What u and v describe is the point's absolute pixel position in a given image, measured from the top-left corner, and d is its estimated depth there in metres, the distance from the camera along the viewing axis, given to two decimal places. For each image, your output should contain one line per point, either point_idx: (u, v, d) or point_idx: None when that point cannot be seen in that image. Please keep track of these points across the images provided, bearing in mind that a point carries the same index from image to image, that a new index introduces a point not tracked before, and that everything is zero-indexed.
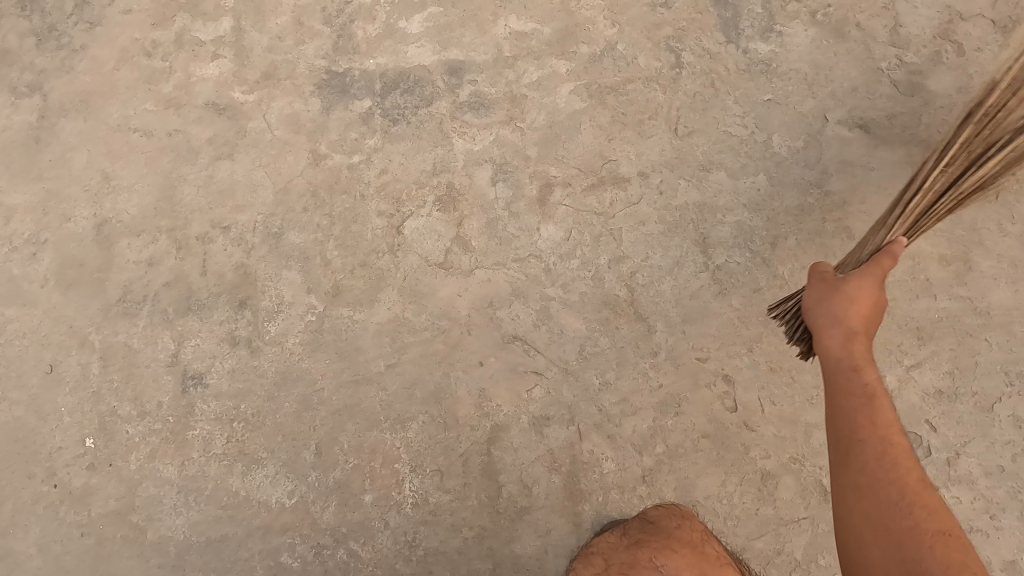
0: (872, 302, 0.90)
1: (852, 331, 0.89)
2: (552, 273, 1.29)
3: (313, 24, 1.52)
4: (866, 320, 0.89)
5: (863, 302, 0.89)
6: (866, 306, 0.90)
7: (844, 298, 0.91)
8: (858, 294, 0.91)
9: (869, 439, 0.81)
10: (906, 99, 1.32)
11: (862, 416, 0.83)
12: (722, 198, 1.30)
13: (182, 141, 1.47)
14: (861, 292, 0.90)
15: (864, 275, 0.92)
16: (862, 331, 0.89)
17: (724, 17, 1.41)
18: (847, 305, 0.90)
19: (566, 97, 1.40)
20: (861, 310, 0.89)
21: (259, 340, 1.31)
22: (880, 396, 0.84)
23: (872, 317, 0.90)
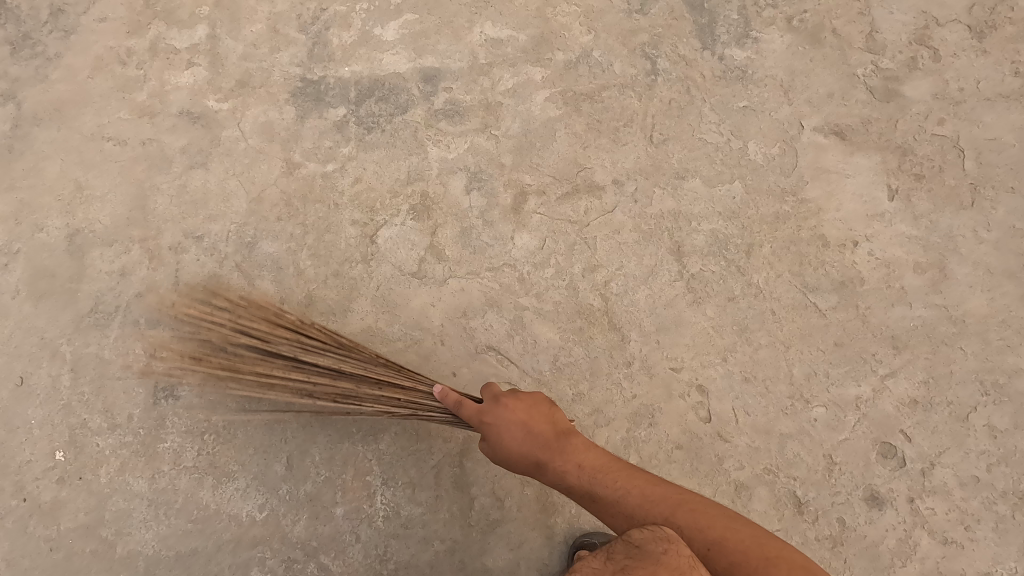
0: (519, 426, 0.99)
1: (539, 465, 0.99)
2: (525, 282, 1.28)
3: (288, 32, 1.52)
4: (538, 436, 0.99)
5: (514, 431, 0.98)
6: (540, 421, 1.00)
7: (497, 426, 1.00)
8: (517, 419, 1.00)
9: (624, 524, 0.91)
10: (882, 106, 1.31)
11: (607, 502, 0.93)
12: (697, 205, 1.29)
13: (155, 150, 1.46)
14: (507, 419, 0.99)
15: (506, 406, 1.00)
16: (546, 444, 0.99)
17: (700, 24, 1.40)
18: (508, 432, 0.99)
19: (541, 104, 1.39)
20: (521, 425, 0.99)
21: (231, 350, 1.30)
22: (599, 489, 0.95)
23: (546, 422, 1.00)
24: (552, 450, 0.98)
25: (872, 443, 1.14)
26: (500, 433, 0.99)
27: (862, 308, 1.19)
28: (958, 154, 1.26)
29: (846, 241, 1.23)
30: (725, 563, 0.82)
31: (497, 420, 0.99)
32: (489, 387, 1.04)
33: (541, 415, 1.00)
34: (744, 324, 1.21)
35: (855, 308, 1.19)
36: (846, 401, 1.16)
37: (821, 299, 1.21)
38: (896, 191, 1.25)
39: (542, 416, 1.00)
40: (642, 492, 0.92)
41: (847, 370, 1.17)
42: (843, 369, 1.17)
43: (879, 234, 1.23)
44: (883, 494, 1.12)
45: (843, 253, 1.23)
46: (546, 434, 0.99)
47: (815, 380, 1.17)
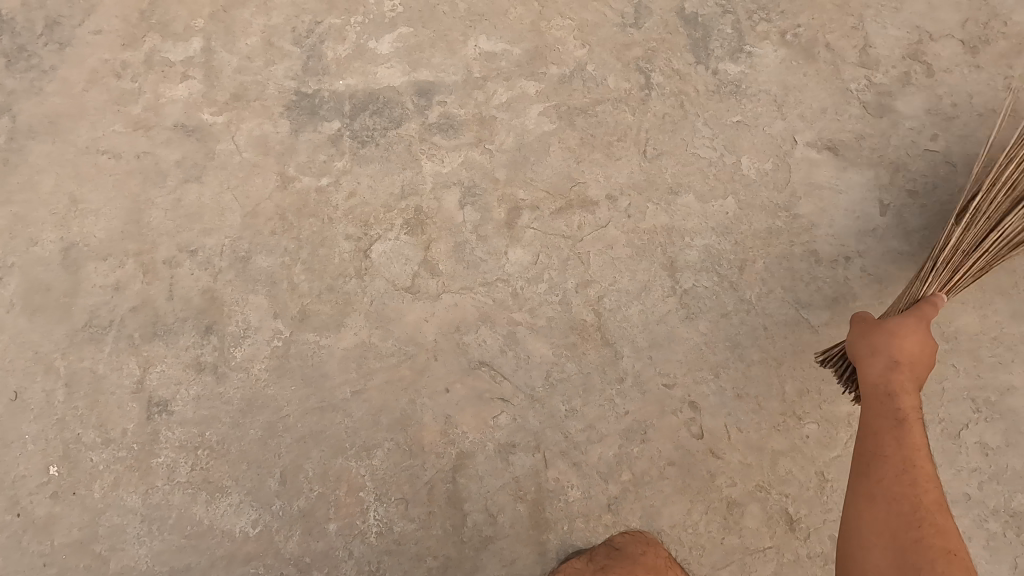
0: (889, 335, 1.00)
1: (892, 368, 0.99)
2: (519, 297, 1.28)
3: (283, 45, 1.52)
4: (911, 359, 0.99)
5: (911, 341, 0.99)
6: (913, 348, 0.99)
7: (888, 333, 1.00)
8: (915, 336, 1.00)
9: (900, 462, 0.95)
10: (875, 121, 1.31)
11: (915, 438, 0.96)
12: (690, 220, 1.29)
13: (150, 164, 1.47)
14: (908, 320, 1.00)
15: (915, 318, 1.00)
16: (898, 362, 0.99)
17: (695, 38, 1.41)
18: (909, 332, 0.99)
19: (535, 118, 1.39)
20: (910, 349, 0.99)
21: (225, 365, 1.30)
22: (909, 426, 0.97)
23: (915, 353, 1.00)
24: (906, 373, 0.99)
25: None
26: (901, 323, 1.00)
27: None
28: (950, 170, 1.27)
29: (839, 256, 1.24)
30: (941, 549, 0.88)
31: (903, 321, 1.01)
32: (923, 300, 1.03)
33: (925, 353, 0.99)
34: (737, 340, 1.21)
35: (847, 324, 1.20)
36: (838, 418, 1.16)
37: (813, 316, 1.21)
38: (888, 207, 1.26)
39: (921, 343, 0.99)
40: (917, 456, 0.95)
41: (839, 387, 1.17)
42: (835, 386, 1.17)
43: (871, 251, 1.23)
44: None
45: (835, 269, 1.23)
46: (916, 369, 1.00)
47: (807, 397, 1.17)
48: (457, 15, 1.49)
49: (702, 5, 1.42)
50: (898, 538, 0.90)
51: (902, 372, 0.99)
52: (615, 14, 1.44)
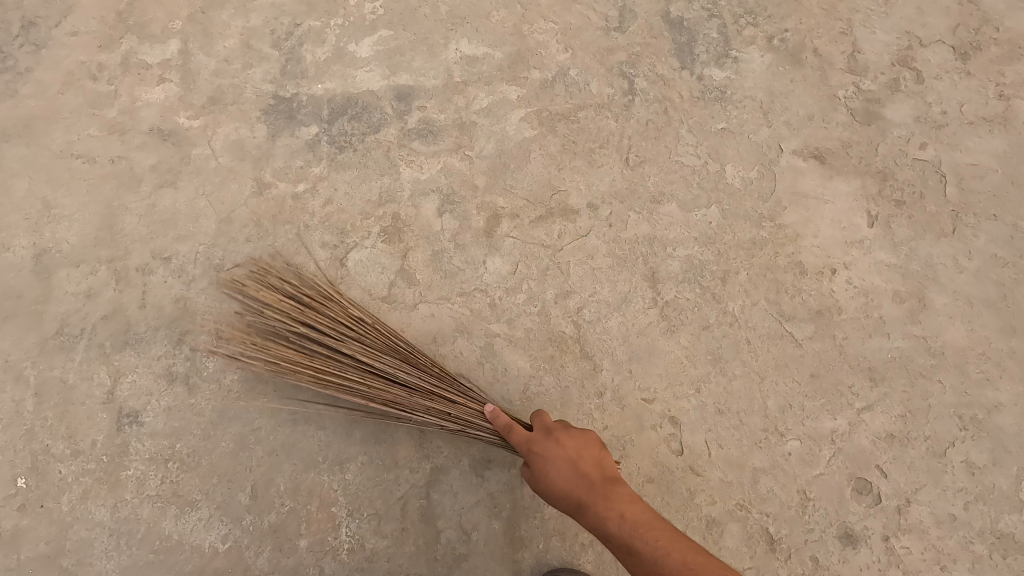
0: (569, 462, 0.99)
1: (579, 506, 0.97)
2: (497, 308, 1.25)
3: (261, 47, 1.49)
4: (581, 486, 0.97)
5: (561, 466, 0.98)
6: (566, 471, 0.98)
7: (547, 487, 0.99)
8: (558, 460, 0.99)
9: None
10: (862, 128, 1.28)
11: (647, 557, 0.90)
12: (673, 230, 1.26)
13: (125, 168, 1.44)
14: (547, 458, 0.99)
15: (558, 440, 1.01)
16: (592, 485, 0.98)
17: (680, 42, 1.38)
18: (554, 470, 0.98)
19: (516, 124, 1.36)
20: (568, 468, 0.98)
21: (196, 376, 1.28)
22: (636, 543, 0.92)
23: (595, 462, 1.00)
24: (596, 494, 0.97)
25: (847, 478, 1.11)
26: (544, 468, 0.99)
27: (839, 339, 1.17)
28: (939, 180, 1.23)
29: (824, 268, 1.21)
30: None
31: (544, 461, 0.99)
32: (540, 419, 1.05)
33: (580, 458, 0.99)
34: (718, 353, 1.18)
35: (831, 338, 1.17)
36: (822, 434, 1.13)
37: (797, 329, 1.18)
38: (875, 217, 1.22)
39: (585, 452, 1.00)
40: (665, 559, 0.89)
41: (823, 403, 1.14)
42: (819, 402, 1.14)
43: (857, 262, 1.20)
44: (858, 532, 1.09)
45: (820, 281, 1.20)
46: (596, 473, 0.99)
47: (790, 412, 1.14)
48: (439, 18, 1.46)
49: (687, 9, 1.40)
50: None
51: (587, 496, 0.97)
52: (599, 18, 1.42)
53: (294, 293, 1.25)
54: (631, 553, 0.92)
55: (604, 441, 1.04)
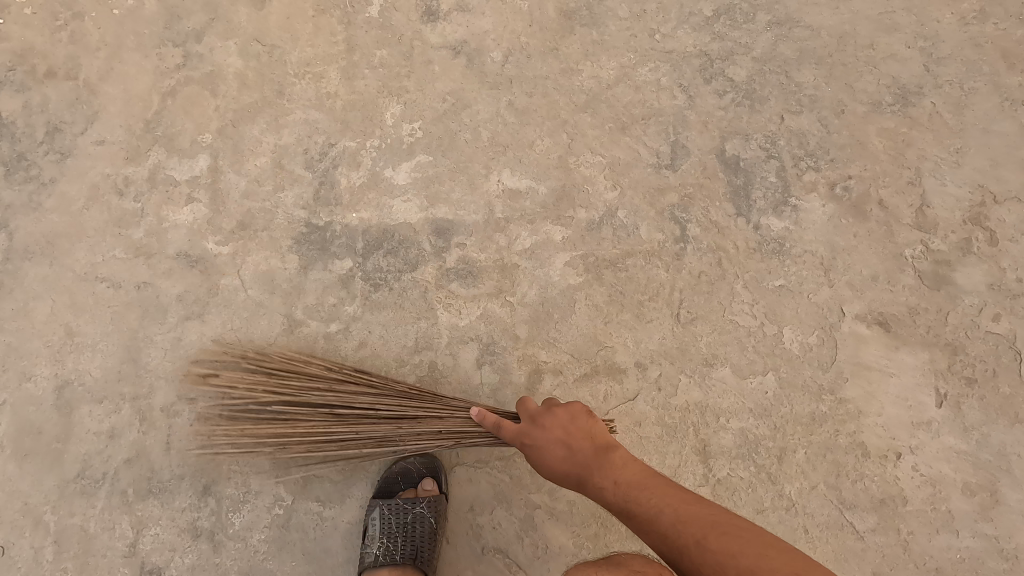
0: (561, 443, 0.96)
1: (577, 484, 0.95)
2: (538, 475, 1.20)
3: (294, 168, 1.43)
4: (572, 460, 0.95)
5: (553, 453, 0.96)
6: (557, 450, 0.96)
7: (543, 469, 0.97)
8: (551, 441, 0.97)
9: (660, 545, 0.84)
10: (931, 294, 1.21)
11: (642, 515, 0.87)
12: (727, 398, 1.19)
13: (151, 296, 1.38)
14: (543, 434, 0.97)
15: (541, 425, 0.98)
16: (585, 462, 0.94)
17: (736, 184, 1.31)
18: (545, 454, 0.96)
19: (560, 269, 1.30)
20: (559, 446, 0.96)
21: (221, 533, 1.23)
22: (632, 503, 0.89)
23: (585, 437, 0.97)
24: (594, 465, 0.94)
25: None
26: (535, 447, 0.97)
27: (904, 533, 1.10)
28: (1013, 357, 1.17)
29: (888, 451, 1.14)
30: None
31: (533, 445, 0.97)
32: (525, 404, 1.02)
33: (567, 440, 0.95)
34: None
35: (896, 532, 1.11)
36: None
37: (858, 519, 1.12)
38: (945, 396, 1.16)
39: (576, 424, 0.98)
40: (661, 523, 0.84)
41: None
42: None
43: (925, 446, 1.14)
44: None
45: (884, 466, 1.13)
46: (586, 453, 0.95)
47: None
48: (479, 145, 1.39)
49: (744, 148, 1.33)
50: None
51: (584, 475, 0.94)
52: (650, 153, 1.34)
53: (342, 431, 1.26)
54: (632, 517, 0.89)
55: (594, 413, 1.01)
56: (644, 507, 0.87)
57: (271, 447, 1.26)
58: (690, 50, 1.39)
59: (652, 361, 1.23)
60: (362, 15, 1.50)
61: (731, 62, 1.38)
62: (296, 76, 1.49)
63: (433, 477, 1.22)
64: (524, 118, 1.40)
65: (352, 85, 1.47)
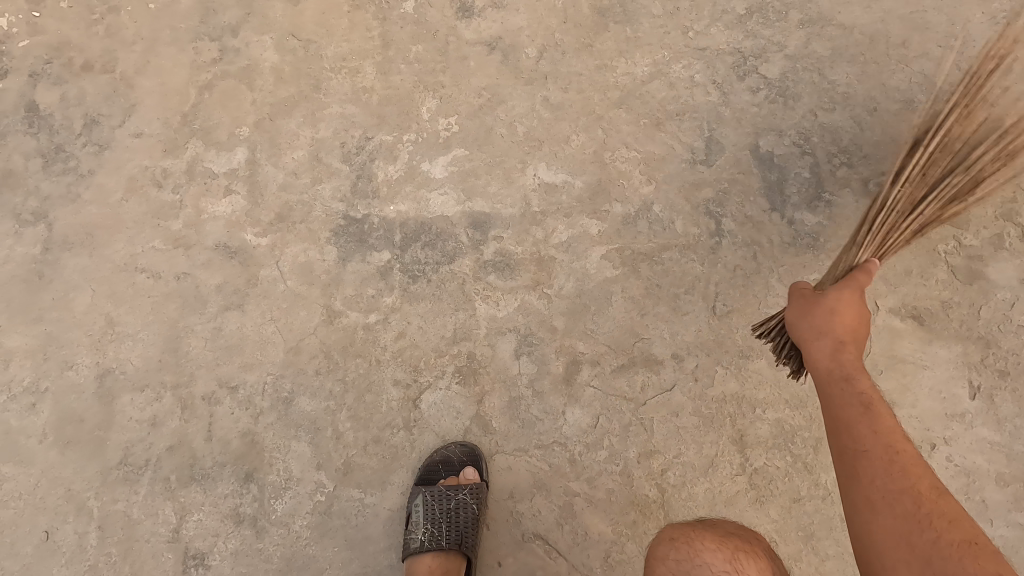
0: (845, 334, 0.94)
1: (837, 344, 0.93)
2: (577, 464, 1.22)
3: (331, 161, 1.45)
4: (852, 331, 0.94)
5: (849, 312, 0.95)
6: (852, 318, 0.95)
7: (825, 310, 0.96)
8: (857, 311, 0.95)
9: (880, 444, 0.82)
10: (964, 288, 1.23)
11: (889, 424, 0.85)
12: (763, 389, 1.21)
13: (190, 287, 1.40)
14: (861, 295, 0.96)
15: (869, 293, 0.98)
16: (849, 358, 0.92)
17: (770, 180, 1.33)
18: (847, 307, 0.95)
19: (597, 262, 1.32)
20: (852, 322, 0.95)
21: (264, 519, 1.26)
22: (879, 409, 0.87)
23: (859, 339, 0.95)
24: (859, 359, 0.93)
25: None
26: (852, 291, 0.97)
27: None
28: None
29: (922, 442, 1.16)
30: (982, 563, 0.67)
31: (850, 293, 0.96)
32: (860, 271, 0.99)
33: (863, 322, 0.95)
34: (809, 530, 1.16)
35: None
36: None
37: None
38: (978, 388, 1.18)
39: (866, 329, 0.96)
40: (896, 440, 0.83)
41: None
42: None
43: (959, 438, 1.16)
44: None
45: None
46: (854, 357, 0.93)
47: None
48: (515, 140, 1.41)
49: (777, 144, 1.35)
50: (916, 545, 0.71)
51: (848, 346, 0.93)
52: (684, 149, 1.36)
53: (382, 419, 1.28)
54: (863, 410, 0.86)
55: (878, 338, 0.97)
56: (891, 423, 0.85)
57: (313, 435, 1.28)
58: (723, 47, 1.41)
59: (690, 352, 1.25)
60: (397, 11, 1.52)
61: (764, 59, 1.40)
62: (332, 70, 1.50)
63: (473, 466, 1.23)
64: (560, 113, 1.42)
65: (388, 80, 1.48)
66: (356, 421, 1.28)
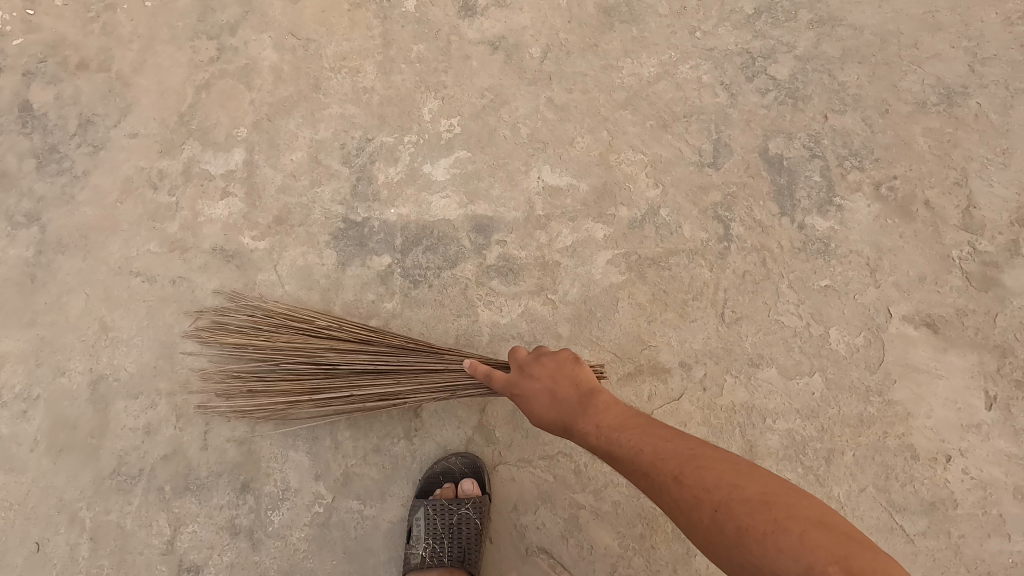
0: (548, 394, 0.98)
1: (567, 430, 0.96)
2: (582, 475, 1.19)
3: (330, 163, 1.42)
4: (557, 400, 0.97)
5: (540, 399, 0.99)
6: (546, 398, 0.98)
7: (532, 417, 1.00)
8: (541, 392, 0.99)
9: (639, 481, 0.84)
10: (979, 295, 1.20)
11: (623, 459, 0.87)
12: (772, 399, 1.19)
13: (186, 291, 1.37)
14: (533, 382, 1.00)
15: (531, 373, 1.01)
16: (569, 411, 0.96)
17: (780, 184, 1.30)
18: (535, 404, 0.99)
19: (602, 267, 1.29)
20: (548, 397, 0.98)
21: (261, 531, 1.22)
22: (616, 448, 0.89)
23: (569, 384, 0.98)
24: (575, 411, 0.95)
25: None
26: (527, 395, 1.00)
27: (955, 536, 1.10)
28: None
29: (938, 453, 1.13)
30: (732, 528, 0.73)
31: (525, 393, 1.00)
32: (516, 356, 1.04)
33: (561, 390, 0.97)
34: None
35: (946, 535, 1.10)
36: None
37: (909, 523, 1.11)
38: (994, 398, 1.15)
39: (570, 373, 0.99)
40: (642, 466, 0.85)
41: None
42: None
43: (975, 449, 1.13)
44: None
45: (934, 469, 1.13)
46: (577, 416, 0.94)
47: None
48: (519, 141, 1.38)
49: (787, 147, 1.32)
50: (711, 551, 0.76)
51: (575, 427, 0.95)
52: (692, 151, 1.33)
53: (382, 429, 1.25)
54: (614, 462, 0.89)
55: (581, 361, 1.02)
56: (626, 450, 0.87)
57: (311, 444, 1.25)
58: (731, 47, 1.38)
59: (697, 360, 1.22)
60: (398, 10, 1.49)
61: (773, 60, 1.37)
62: (331, 70, 1.47)
63: (474, 478, 1.20)
64: (564, 115, 1.39)
65: (388, 80, 1.45)
66: (356, 431, 1.25)
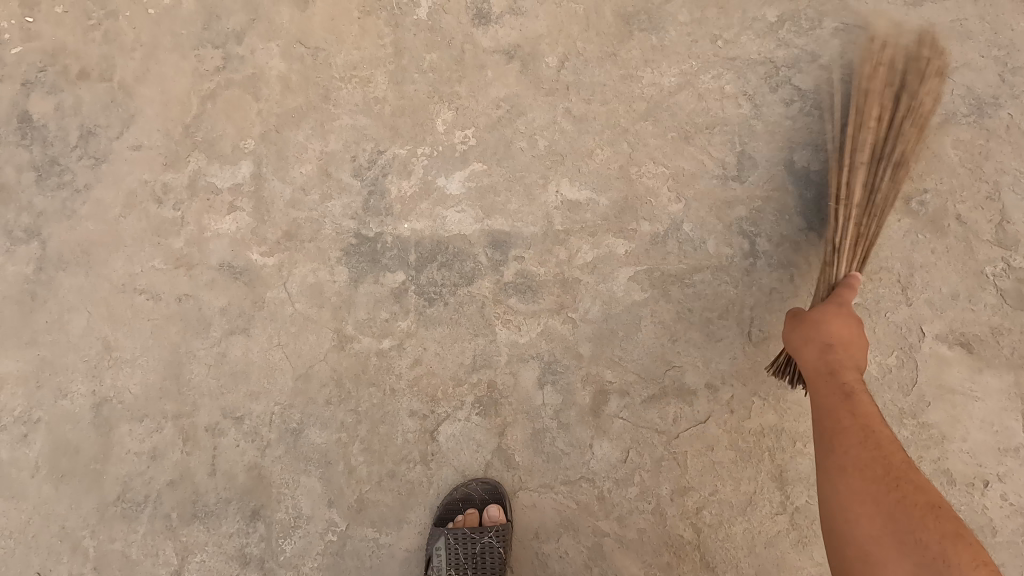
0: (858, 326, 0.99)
1: (829, 346, 0.97)
2: (606, 501, 1.16)
3: (341, 175, 1.37)
4: (845, 339, 0.98)
5: (848, 319, 0.99)
6: (847, 324, 0.98)
7: (817, 319, 0.99)
8: (844, 319, 0.98)
9: (863, 432, 0.91)
10: (1014, 314, 1.16)
11: (868, 409, 0.93)
12: (803, 422, 1.15)
13: (192, 309, 1.32)
14: (843, 313, 0.99)
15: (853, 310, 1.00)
16: (847, 347, 0.97)
17: (806, 198, 1.26)
18: (838, 320, 0.98)
19: (624, 283, 1.25)
20: (847, 328, 0.98)
21: (272, 560, 1.18)
22: (862, 398, 0.94)
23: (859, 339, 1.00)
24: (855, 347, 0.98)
25: None
26: (835, 309, 0.99)
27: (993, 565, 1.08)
28: None
29: (974, 479, 1.10)
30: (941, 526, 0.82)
31: (836, 309, 0.99)
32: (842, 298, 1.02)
33: (855, 333, 0.98)
34: None
35: None
36: None
37: None
38: None
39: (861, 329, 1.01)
40: (874, 424, 0.92)
41: None
42: None
43: (1013, 474, 1.10)
44: None
45: (971, 495, 1.10)
46: (853, 361, 0.98)
47: None
48: (536, 154, 1.34)
49: (813, 160, 1.28)
50: (882, 505, 0.85)
51: (835, 350, 0.97)
52: (715, 164, 1.29)
53: (398, 452, 1.21)
54: (847, 398, 0.94)
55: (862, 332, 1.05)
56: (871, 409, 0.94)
57: (324, 469, 1.21)
58: (754, 56, 1.34)
59: (725, 382, 1.18)
60: (410, 17, 1.44)
61: (798, 70, 1.33)
62: (341, 80, 1.43)
63: (499, 505, 1.17)
64: (583, 126, 1.34)
65: (401, 90, 1.41)
66: (371, 454, 1.21)
